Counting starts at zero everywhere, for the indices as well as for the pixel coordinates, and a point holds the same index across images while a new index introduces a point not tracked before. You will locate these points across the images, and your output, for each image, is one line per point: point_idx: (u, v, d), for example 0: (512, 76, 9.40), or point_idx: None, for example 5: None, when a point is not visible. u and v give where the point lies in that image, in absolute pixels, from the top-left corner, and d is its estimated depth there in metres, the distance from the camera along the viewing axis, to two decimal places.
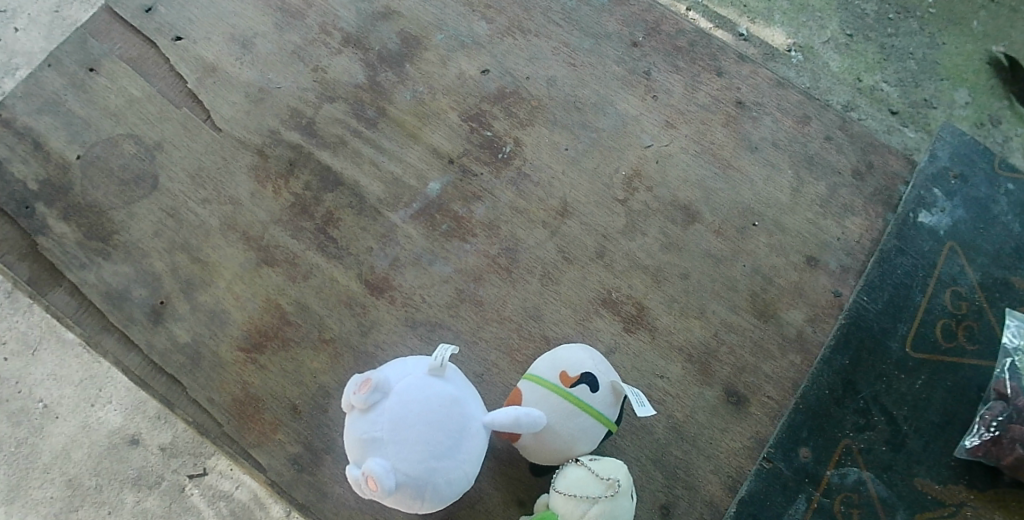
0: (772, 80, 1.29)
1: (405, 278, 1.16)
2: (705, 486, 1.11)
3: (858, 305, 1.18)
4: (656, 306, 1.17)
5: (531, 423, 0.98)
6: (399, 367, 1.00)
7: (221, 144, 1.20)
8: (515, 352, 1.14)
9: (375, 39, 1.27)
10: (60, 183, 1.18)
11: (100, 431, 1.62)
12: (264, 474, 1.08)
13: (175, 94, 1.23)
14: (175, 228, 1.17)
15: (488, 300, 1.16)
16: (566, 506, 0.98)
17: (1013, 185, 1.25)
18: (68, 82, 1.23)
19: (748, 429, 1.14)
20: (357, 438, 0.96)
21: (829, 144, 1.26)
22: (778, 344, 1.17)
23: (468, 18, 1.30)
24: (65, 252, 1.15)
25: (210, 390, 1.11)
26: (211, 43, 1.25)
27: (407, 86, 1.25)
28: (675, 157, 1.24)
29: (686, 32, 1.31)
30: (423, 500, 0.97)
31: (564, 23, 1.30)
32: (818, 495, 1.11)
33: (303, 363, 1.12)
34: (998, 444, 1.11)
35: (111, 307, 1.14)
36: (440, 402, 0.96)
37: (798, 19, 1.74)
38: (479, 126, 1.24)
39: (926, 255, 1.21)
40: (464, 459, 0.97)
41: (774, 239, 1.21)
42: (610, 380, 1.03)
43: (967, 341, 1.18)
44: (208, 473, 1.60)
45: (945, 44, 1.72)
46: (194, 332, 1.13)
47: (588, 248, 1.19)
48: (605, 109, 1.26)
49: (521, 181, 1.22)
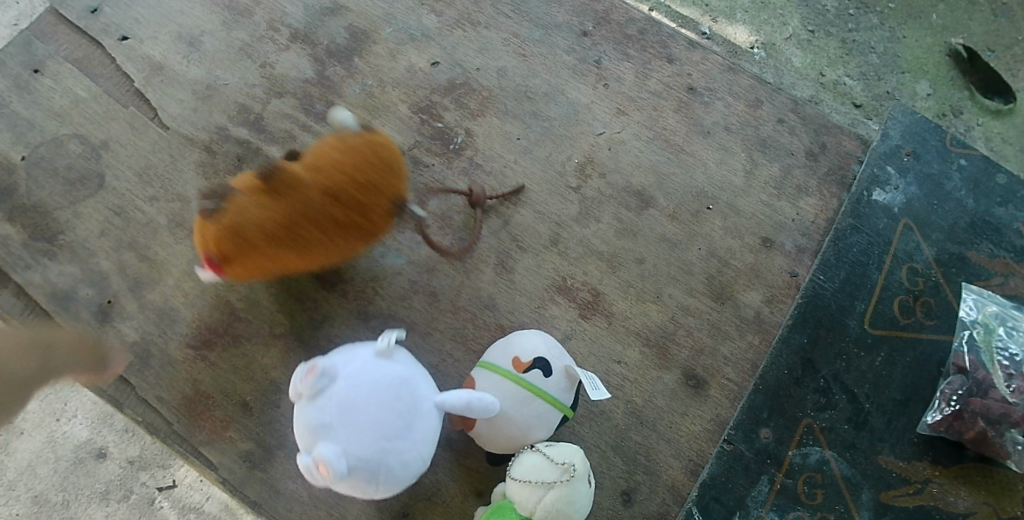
0: (722, 65, 1.29)
1: (357, 271, 1.15)
2: (666, 470, 1.09)
3: (815, 284, 1.18)
4: (612, 292, 1.16)
5: (483, 408, 0.96)
6: (347, 353, 0.98)
7: (168, 142, 1.20)
8: (469, 341, 1.12)
9: (324, 34, 1.26)
10: (3, 185, 1.16)
11: (66, 446, 1.44)
12: (214, 473, 1.06)
13: (122, 93, 1.22)
14: (122, 227, 1.16)
15: (441, 291, 1.15)
16: (522, 493, 0.96)
17: (965, 161, 1.25)
18: (13, 84, 1.21)
19: (708, 411, 1.12)
20: (306, 425, 0.94)
21: (781, 127, 1.26)
22: (735, 326, 1.16)
23: (417, 11, 1.29)
24: (11, 254, 1.14)
25: (160, 389, 1.09)
26: (157, 42, 1.25)
27: (357, 80, 1.25)
28: (628, 143, 1.24)
29: (637, 20, 1.31)
30: (377, 484, 0.94)
31: (513, 14, 1.30)
32: (780, 476, 1.10)
33: (254, 359, 1.10)
34: (960, 418, 1.10)
35: (58, 307, 1.12)
36: (388, 383, 0.94)
37: (760, 17, 1.66)
38: (430, 118, 1.23)
39: (882, 233, 1.20)
40: (417, 440, 0.95)
41: (729, 221, 1.21)
42: (563, 364, 1.01)
43: (924, 317, 1.17)
44: (177, 486, 1.43)
45: (906, 37, 1.65)
46: (143, 331, 1.11)
47: (542, 236, 1.18)
48: (555, 99, 1.25)
49: (473, 171, 1.21)
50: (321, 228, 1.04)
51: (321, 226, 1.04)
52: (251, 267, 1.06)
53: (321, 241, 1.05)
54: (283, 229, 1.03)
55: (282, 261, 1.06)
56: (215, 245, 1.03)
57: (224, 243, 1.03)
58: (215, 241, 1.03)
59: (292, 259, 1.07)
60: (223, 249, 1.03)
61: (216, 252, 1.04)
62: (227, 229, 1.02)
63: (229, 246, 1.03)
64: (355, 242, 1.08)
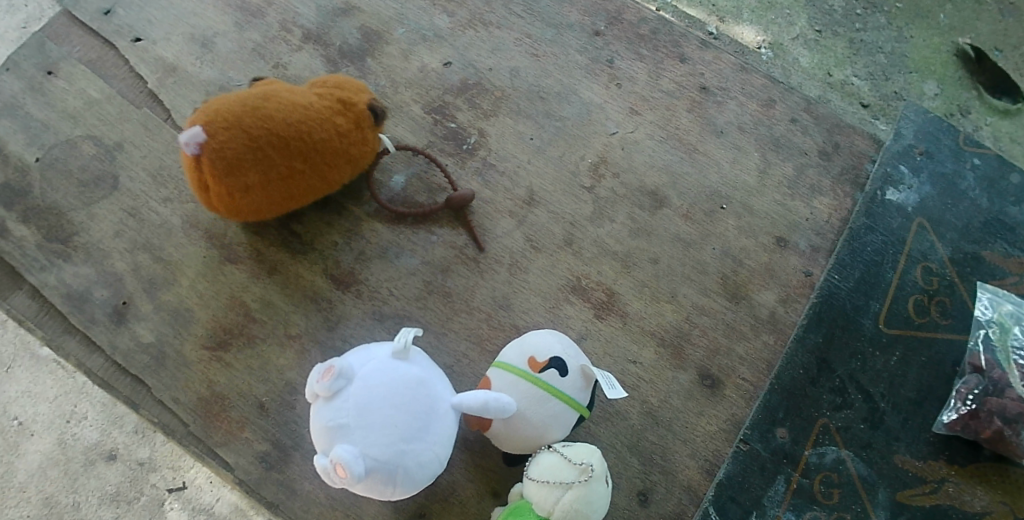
0: (735, 65, 1.29)
1: (372, 271, 1.14)
2: (683, 470, 1.09)
3: (830, 284, 1.17)
4: (626, 292, 1.16)
5: (500, 408, 0.96)
6: (362, 354, 0.97)
7: (181, 143, 1.20)
8: (484, 342, 1.12)
9: (336, 35, 1.27)
10: (18, 187, 1.16)
11: (76, 448, 1.45)
12: (231, 474, 1.06)
13: (136, 94, 1.22)
14: (137, 228, 1.16)
15: (456, 291, 1.14)
16: (540, 493, 0.96)
17: (978, 160, 1.25)
18: (27, 86, 1.21)
19: (723, 412, 1.12)
20: (323, 426, 0.93)
21: (795, 126, 1.26)
22: (751, 325, 1.16)
23: (429, 12, 1.29)
24: (27, 256, 1.14)
25: (176, 390, 1.09)
26: (171, 43, 1.25)
27: (369, 80, 1.25)
28: (641, 143, 1.24)
29: (648, 20, 1.31)
30: (394, 485, 0.94)
31: (525, 15, 1.30)
32: (797, 475, 1.09)
33: (270, 360, 1.10)
34: (976, 418, 1.09)
35: (73, 309, 1.12)
36: (404, 384, 0.94)
37: (767, 17, 1.65)
38: (443, 118, 1.23)
39: (896, 232, 1.20)
40: (434, 441, 0.95)
41: (743, 221, 1.21)
42: (579, 363, 1.01)
43: (939, 316, 1.17)
44: (187, 487, 1.43)
45: (914, 37, 1.63)
46: (158, 332, 1.11)
47: (556, 236, 1.18)
48: (568, 98, 1.25)
49: (486, 171, 1.21)
50: (301, 100, 1.05)
51: (302, 95, 1.05)
52: (231, 141, 1.00)
53: (298, 111, 1.03)
54: (265, 100, 1.03)
55: (266, 125, 1.01)
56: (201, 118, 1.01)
57: (210, 104, 1.02)
58: (202, 110, 1.01)
59: (273, 139, 1.02)
60: (206, 119, 1.00)
61: (201, 118, 1.00)
62: (213, 100, 1.03)
63: (215, 106, 1.01)
64: (332, 116, 1.06)
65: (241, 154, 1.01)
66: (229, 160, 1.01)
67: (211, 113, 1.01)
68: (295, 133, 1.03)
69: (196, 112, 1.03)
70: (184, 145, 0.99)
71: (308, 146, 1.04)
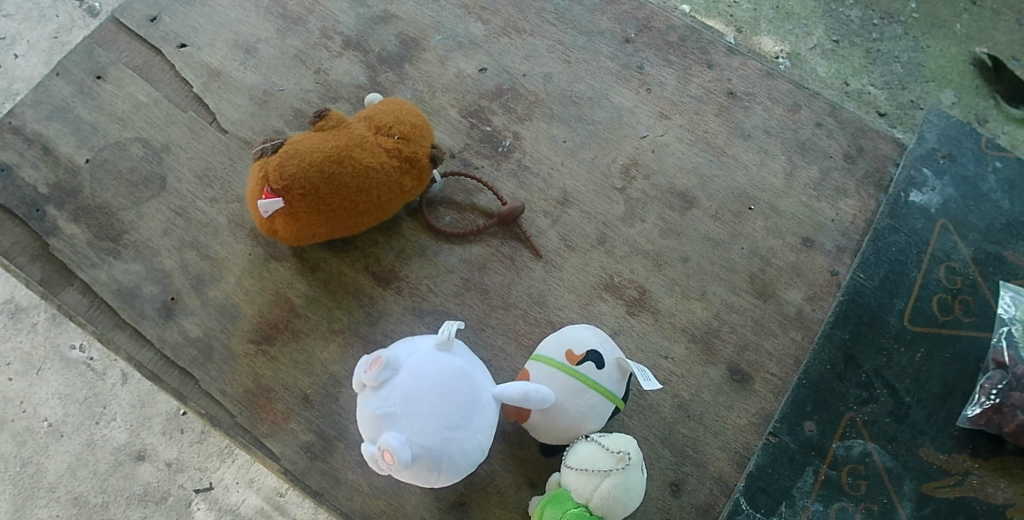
0: (761, 71, 1.33)
1: (412, 269, 1.18)
2: (714, 462, 1.12)
3: (856, 282, 1.21)
4: (658, 290, 1.19)
5: (540, 398, 0.99)
6: (408, 346, 1.01)
7: (227, 146, 1.24)
8: (521, 336, 1.16)
9: (375, 42, 1.31)
10: (68, 187, 1.21)
11: (105, 449, 1.57)
12: (277, 463, 1.10)
13: (181, 98, 1.27)
14: (184, 226, 1.20)
15: (493, 288, 1.18)
16: (579, 481, 0.99)
17: (1000, 163, 1.29)
18: (77, 90, 1.26)
19: (753, 405, 1.15)
20: (371, 415, 0.97)
21: (820, 130, 1.30)
22: (779, 323, 1.19)
23: (464, 20, 1.34)
24: (77, 253, 1.18)
25: (223, 382, 1.13)
26: (215, 49, 1.29)
27: (407, 85, 1.29)
28: (670, 146, 1.27)
29: (676, 28, 1.35)
30: (439, 472, 0.97)
31: (557, 22, 1.34)
32: (825, 467, 1.12)
33: (314, 353, 1.14)
34: (999, 412, 1.12)
35: (123, 304, 1.16)
36: (449, 374, 0.98)
37: (784, 27, 1.68)
38: (479, 121, 1.27)
39: (920, 232, 1.23)
40: (477, 429, 0.98)
41: (771, 222, 1.24)
42: (615, 357, 1.04)
43: (963, 314, 1.20)
44: (214, 487, 1.56)
45: (930, 47, 1.65)
46: (206, 326, 1.15)
47: (589, 235, 1.22)
48: (600, 103, 1.29)
49: (521, 172, 1.25)
50: (372, 160, 1.07)
51: (372, 153, 1.07)
52: (306, 209, 1.07)
53: (368, 176, 1.07)
54: (339, 163, 1.06)
55: (339, 192, 1.07)
56: (276, 174, 1.05)
57: (286, 163, 1.05)
58: (279, 170, 1.05)
59: (343, 202, 1.08)
60: (283, 188, 1.05)
61: (280, 181, 1.05)
62: (288, 153, 1.06)
63: (292, 169, 1.05)
64: (400, 178, 1.10)
65: (313, 216, 1.08)
66: (303, 220, 1.08)
67: (288, 179, 1.05)
68: (363, 198, 1.08)
69: (270, 161, 1.06)
70: (263, 206, 1.06)
71: (372, 204, 1.10)
